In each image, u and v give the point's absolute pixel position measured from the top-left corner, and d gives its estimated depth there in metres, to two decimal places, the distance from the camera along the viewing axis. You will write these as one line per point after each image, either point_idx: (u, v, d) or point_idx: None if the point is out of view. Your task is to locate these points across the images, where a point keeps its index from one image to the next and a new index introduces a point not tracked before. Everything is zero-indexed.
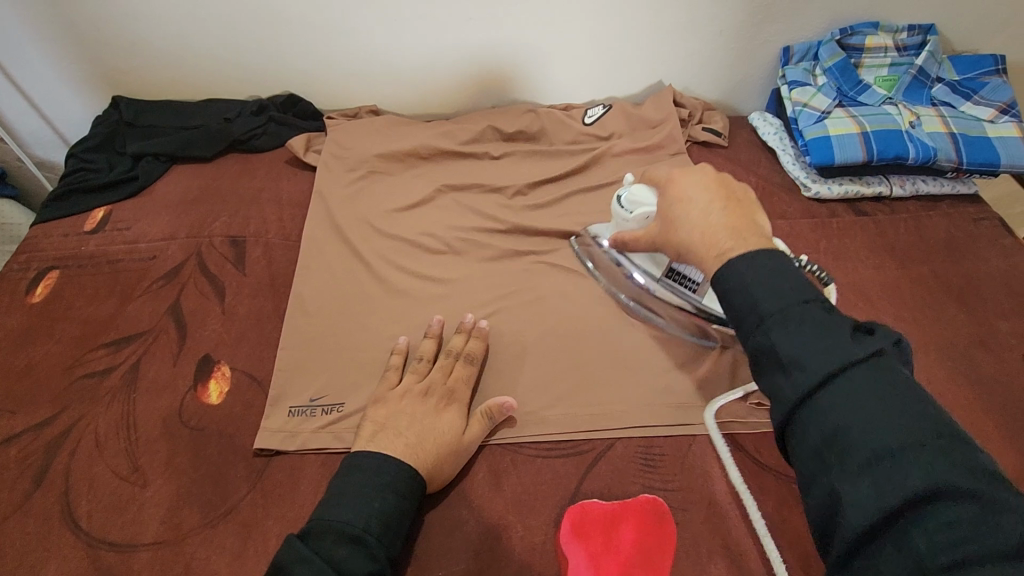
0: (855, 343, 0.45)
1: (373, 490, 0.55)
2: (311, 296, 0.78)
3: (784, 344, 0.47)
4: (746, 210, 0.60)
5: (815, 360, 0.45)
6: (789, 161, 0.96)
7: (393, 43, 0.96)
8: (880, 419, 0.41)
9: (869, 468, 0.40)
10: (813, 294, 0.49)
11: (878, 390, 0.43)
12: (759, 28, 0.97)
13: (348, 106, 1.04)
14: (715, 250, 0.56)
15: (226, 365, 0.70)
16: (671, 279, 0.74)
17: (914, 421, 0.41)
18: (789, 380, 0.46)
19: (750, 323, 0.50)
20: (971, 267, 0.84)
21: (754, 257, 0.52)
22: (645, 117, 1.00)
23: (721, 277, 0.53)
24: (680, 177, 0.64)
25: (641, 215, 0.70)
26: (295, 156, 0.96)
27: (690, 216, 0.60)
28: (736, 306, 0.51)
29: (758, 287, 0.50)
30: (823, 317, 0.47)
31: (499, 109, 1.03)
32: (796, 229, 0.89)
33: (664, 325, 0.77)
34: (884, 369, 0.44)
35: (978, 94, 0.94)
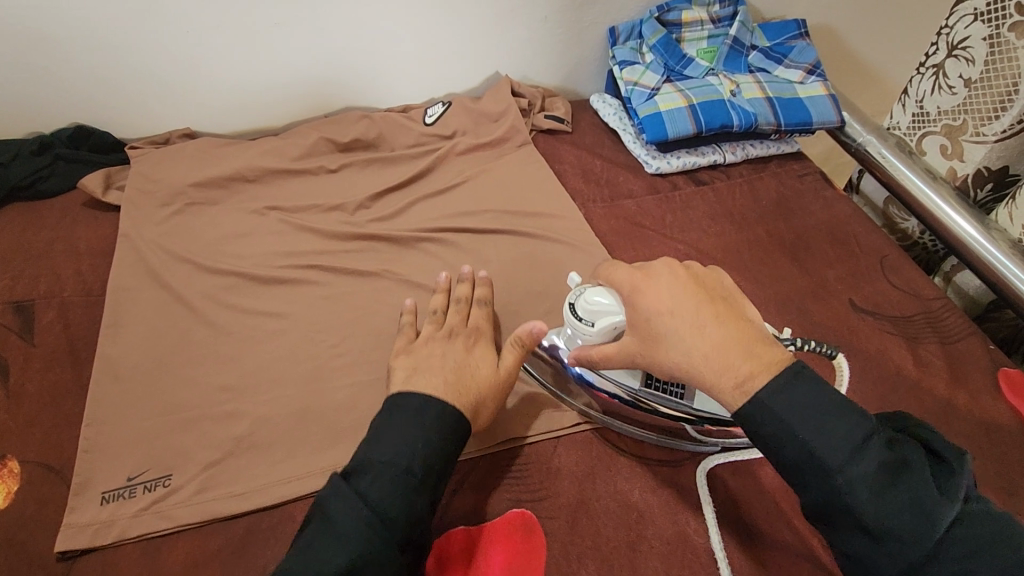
0: (928, 484, 0.46)
1: (419, 432, 0.55)
2: (123, 356, 0.67)
3: (864, 514, 0.45)
4: (736, 312, 0.54)
5: (916, 533, 0.44)
6: (630, 140, 0.98)
7: (194, 57, 0.86)
8: (997, 571, 0.42)
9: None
10: (859, 421, 0.48)
11: (974, 534, 0.44)
12: (581, 11, 0.97)
13: (158, 131, 0.92)
14: (733, 378, 0.50)
15: (15, 459, 0.59)
16: (653, 387, 0.63)
17: (990, 545, 0.43)
18: (881, 552, 0.45)
19: (817, 483, 0.47)
20: (800, 223, 0.89)
21: (786, 383, 0.49)
22: (485, 111, 0.98)
23: (759, 419, 0.49)
24: (651, 282, 0.55)
25: (606, 328, 0.59)
26: (92, 197, 0.83)
27: (682, 338, 0.51)
28: (791, 460, 0.48)
29: (813, 438, 0.47)
30: (887, 460, 0.46)
31: (331, 118, 0.96)
32: (643, 206, 0.90)
33: (657, 438, 0.66)
34: (974, 512, 0.45)
35: (788, 58, 1.01)
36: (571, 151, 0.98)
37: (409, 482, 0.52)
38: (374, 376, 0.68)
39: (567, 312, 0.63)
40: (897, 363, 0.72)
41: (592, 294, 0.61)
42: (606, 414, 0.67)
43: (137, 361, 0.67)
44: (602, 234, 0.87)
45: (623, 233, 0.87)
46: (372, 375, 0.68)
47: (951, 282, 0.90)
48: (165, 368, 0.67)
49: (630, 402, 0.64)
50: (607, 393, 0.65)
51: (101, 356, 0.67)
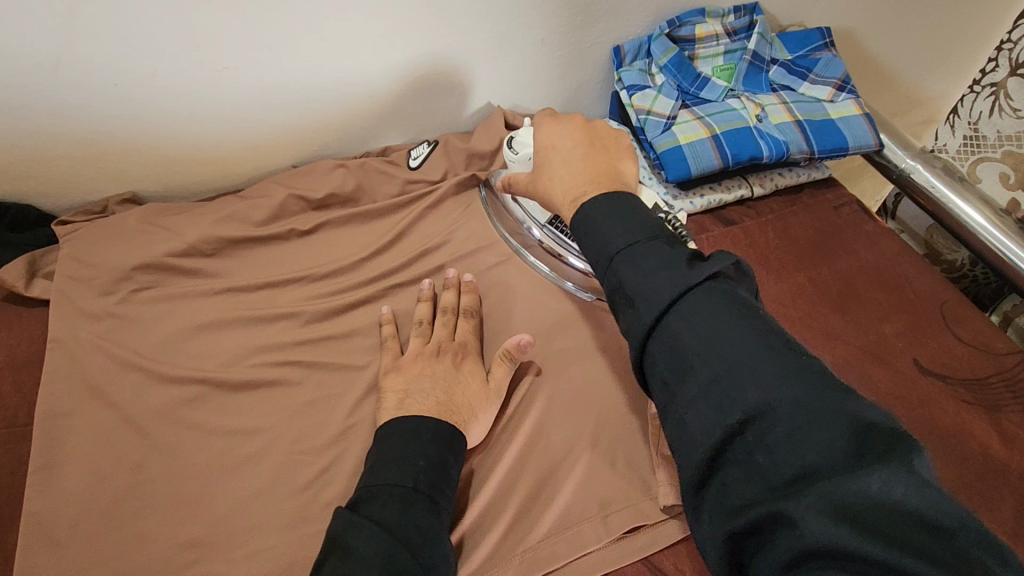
0: (691, 270, 0.45)
1: (415, 449, 0.54)
2: (59, 509, 0.54)
3: (625, 266, 0.48)
4: (611, 158, 0.59)
5: (658, 294, 0.45)
6: (646, 176, 0.86)
7: (129, 111, 0.71)
8: (720, 347, 0.41)
9: (705, 389, 0.41)
10: (660, 230, 0.50)
11: (713, 314, 0.43)
12: (583, 30, 0.85)
13: (91, 197, 0.78)
14: (572, 195, 0.57)
15: None
16: (556, 225, 0.77)
17: (742, 342, 0.41)
18: (637, 314, 0.46)
19: (603, 265, 0.50)
20: (844, 265, 0.79)
21: (608, 200, 0.53)
22: (479, 150, 0.85)
23: (577, 224, 0.54)
24: (553, 118, 0.64)
25: (524, 159, 0.70)
26: (12, 291, 0.68)
27: (553, 162, 0.61)
28: (589, 248, 0.52)
29: (606, 226, 0.51)
30: (677, 253, 0.47)
31: (299, 168, 0.82)
32: None
33: (545, 273, 0.77)
34: (722, 292, 0.44)
35: (814, 72, 0.89)
36: None
37: (425, 502, 0.51)
38: None
39: (504, 144, 0.74)
40: (982, 441, 0.63)
41: (524, 132, 0.71)
42: (655, 541, 0.57)
43: (76, 516, 0.54)
44: None
45: None
46: None
47: (1012, 322, 0.80)
48: (115, 523, 0.54)
49: (536, 236, 0.78)
50: (522, 221, 0.80)
51: (28, 515, 0.53)
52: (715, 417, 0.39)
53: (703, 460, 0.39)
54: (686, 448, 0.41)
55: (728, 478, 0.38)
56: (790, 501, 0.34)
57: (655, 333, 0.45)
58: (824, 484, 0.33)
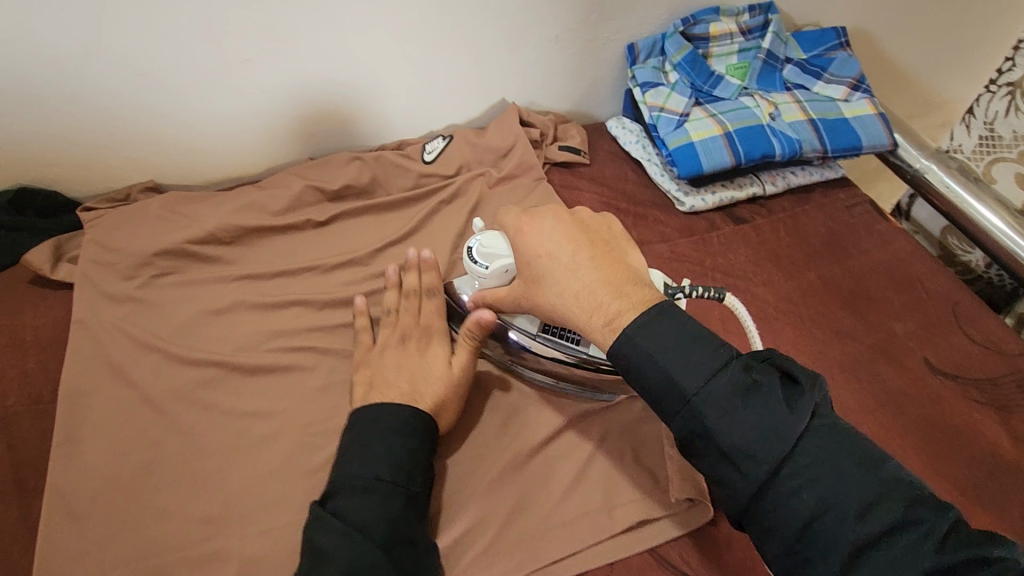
0: (778, 402, 0.47)
1: (374, 438, 0.54)
2: (81, 483, 0.56)
3: (714, 416, 0.47)
4: (614, 251, 0.57)
5: (763, 450, 0.45)
6: (657, 173, 0.87)
7: (151, 101, 0.73)
8: (836, 494, 0.43)
9: (822, 530, 0.43)
10: (721, 349, 0.49)
11: (808, 442, 0.45)
12: (598, 27, 0.85)
13: (115, 185, 0.80)
14: (602, 317, 0.53)
15: None
16: (549, 334, 0.64)
17: (840, 464, 0.44)
18: (738, 471, 0.46)
19: (674, 404, 0.49)
20: (855, 264, 0.79)
21: (650, 317, 0.51)
22: (492, 145, 0.86)
23: (623, 351, 0.51)
24: (534, 222, 0.58)
25: (499, 270, 0.63)
26: (39, 274, 0.71)
27: (558, 277, 0.55)
28: (651, 381, 0.50)
29: (668, 358, 0.49)
30: (741, 380, 0.48)
31: (316, 161, 0.84)
32: (676, 251, 0.79)
33: (549, 385, 0.66)
34: (820, 428, 0.46)
35: (828, 72, 0.90)
36: (590, 187, 0.87)
37: (404, 498, 0.52)
38: None
39: (464, 256, 0.65)
40: (992, 441, 0.63)
41: (485, 239, 0.64)
42: (662, 531, 0.57)
43: (96, 490, 0.56)
44: None
45: None
46: None
47: None
48: (133, 497, 0.56)
49: (527, 350, 0.65)
50: (505, 333, 0.66)
51: (52, 488, 0.55)
52: (843, 566, 0.41)
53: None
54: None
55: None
56: None
57: (763, 492, 0.45)
58: None
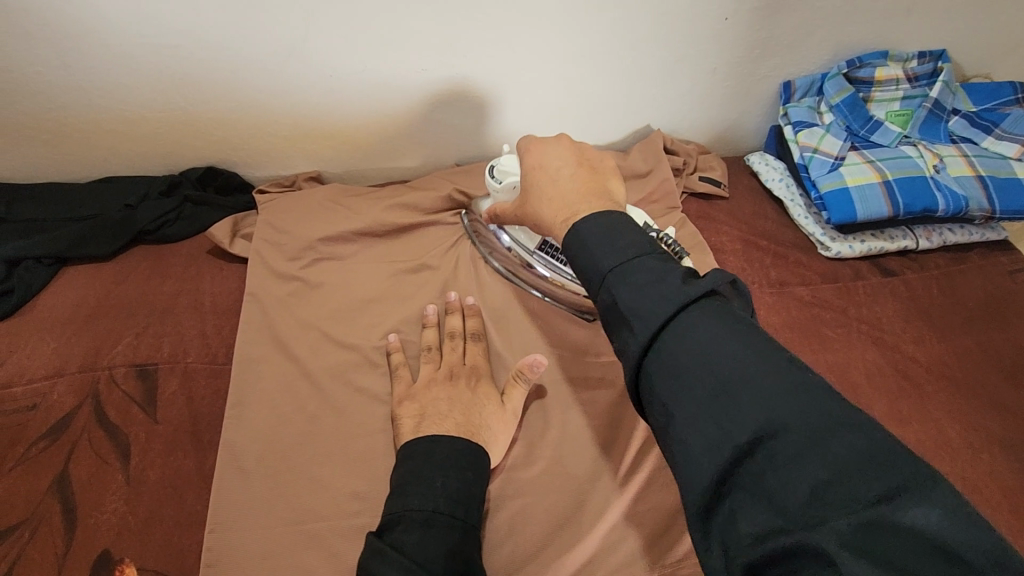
0: (686, 285, 0.43)
1: (431, 471, 0.54)
2: (250, 442, 0.61)
3: (619, 288, 0.45)
4: (599, 178, 0.58)
5: (650, 310, 0.43)
6: (801, 215, 0.85)
7: (331, 99, 0.79)
8: (730, 364, 0.39)
9: (716, 403, 0.38)
10: (648, 248, 0.47)
11: (713, 326, 0.41)
12: (757, 63, 0.85)
13: (283, 173, 0.87)
14: (562, 216, 0.55)
15: (132, 566, 0.53)
16: (547, 250, 0.73)
17: (757, 358, 0.39)
18: (633, 332, 0.43)
19: (594, 285, 0.47)
20: (1018, 334, 0.74)
21: (595, 218, 0.50)
22: (634, 169, 0.87)
23: (568, 242, 0.51)
24: (539, 144, 0.61)
25: (509, 185, 0.67)
26: (219, 246, 0.78)
27: (543, 185, 0.59)
28: (582, 267, 0.49)
29: (595, 244, 0.48)
30: (655, 265, 0.45)
31: (464, 168, 0.88)
32: (819, 296, 0.77)
33: (540, 292, 0.76)
34: (718, 311, 0.42)
35: (1000, 127, 0.84)
36: (728, 221, 0.86)
37: (461, 532, 0.51)
38: (522, 493, 0.60)
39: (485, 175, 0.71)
40: None
41: (506, 160, 0.69)
42: None
43: (262, 451, 0.61)
44: (773, 325, 0.74)
45: (798, 327, 0.74)
46: (519, 491, 0.60)
47: None
48: (293, 462, 0.60)
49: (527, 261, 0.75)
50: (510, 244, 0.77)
51: (224, 442, 0.61)
52: (719, 437, 0.37)
53: (692, 467, 0.38)
54: (687, 467, 0.38)
55: (736, 511, 0.36)
56: (812, 521, 0.33)
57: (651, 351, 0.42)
58: (833, 509, 0.33)
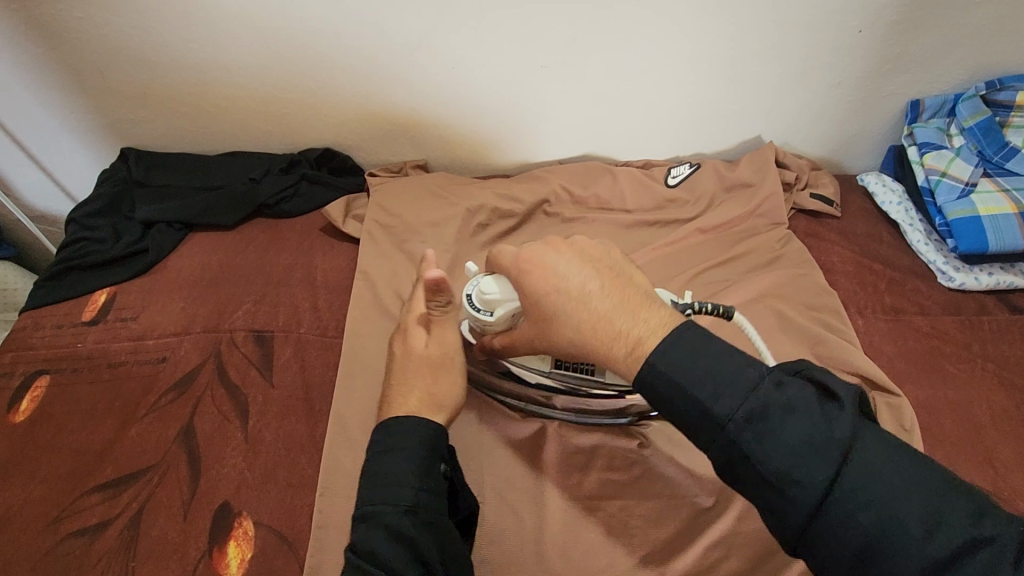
0: (828, 424, 0.40)
1: (389, 461, 0.51)
2: (358, 413, 0.63)
3: (757, 445, 0.40)
4: (622, 277, 0.49)
5: (808, 472, 0.39)
6: (920, 240, 0.81)
7: (448, 92, 0.81)
8: (896, 510, 0.38)
9: (912, 572, 0.37)
10: (759, 373, 0.42)
11: (870, 469, 0.39)
12: (885, 79, 0.81)
13: (393, 159, 0.89)
14: (630, 351, 0.45)
15: (249, 519, 0.56)
16: (564, 367, 0.61)
17: (914, 485, 0.38)
18: (792, 502, 0.39)
19: (715, 439, 0.42)
20: None
21: (672, 339, 0.44)
22: (744, 179, 0.84)
23: (653, 385, 0.44)
24: (534, 258, 0.51)
25: (504, 316, 0.58)
26: (331, 224, 0.81)
27: (568, 310, 0.48)
28: (686, 414, 0.43)
29: (699, 389, 0.42)
30: (778, 405, 0.41)
31: (567, 167, 0.88)
32: (938, 327, 0.73)
33: (577, 417, 0.64)
34: (870, 440, 0.40)
35: None
36: (839, 241, 0.83)
37: (410, 519, 0.49)
38: (618, 495, 0.59)
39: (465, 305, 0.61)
40: None
41: (485, 284, 0.59)
42: None
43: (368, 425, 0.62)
44: (887, 352, 0.70)
45: (915, 358, 0.70)
46: (616, 493, 0.59)
47: None
48: None
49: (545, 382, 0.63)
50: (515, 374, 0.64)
51: (334, 412, 0.63)
52: None
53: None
54: None
55: None
56: None
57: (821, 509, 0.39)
58: None
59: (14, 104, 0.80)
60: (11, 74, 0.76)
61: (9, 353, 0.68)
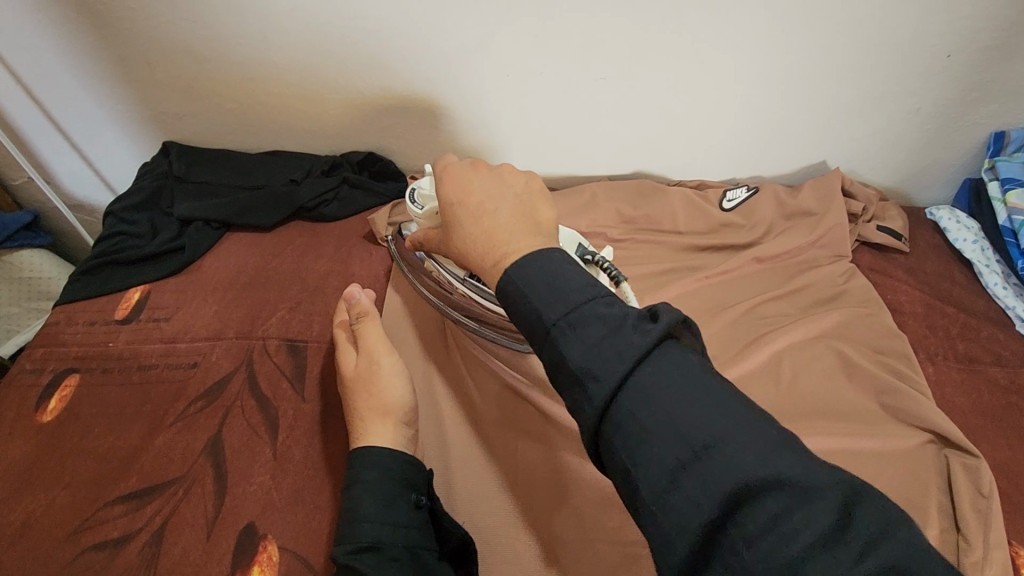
0: (636, 330, 0.34)
1: (367, 494, 0.50)
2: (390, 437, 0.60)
3: (565, 346, 0.34)
4: (531, 209, 0.44)
5: (607, 370, 0.33)
6: (997, 283, 0.75)
7: (499, 99, 0.77)
8: (717, 428, 0.31)
9: (689, 476, 0.30)
10: (596, 287, 0.36)
11: (692, 383, 0.32)
12: (970, 108, 0.76)
13: (436, 165, 0.86)
14: (492, 258, 0.41)
15: (273, 543, 0.53)
16: (474, 281, 0.62)
17: (748, 420, 0.31)
18: (591, 401, 0.33)
19: (536, 336, 0.37)
20: None
21: (527, 256, 0.39)
22: (807, 208, 0.79)
23: (502, 290, 0.39)
24: (455, 174, 0.46)
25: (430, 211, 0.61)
26: (370, 231, 0.79)
27: (464, 221, 0.44)
28: (521, 316, 0.37)
29: (533, 292, 0.37)
30: (588, 308, 0.35)
31: (618, 184, 0.84)
32: (1017, 381, 0.67)
33: (477, 329, 0.66)
34: (673, 357, 0.33)
35: None
36: (906, 279, 0.77)
37: (372, 556, 0.48)
38: None
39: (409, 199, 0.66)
40: None
41: (425, 183, 0.63)
42: None
43: None
44: (959, 406, 0.65)
45: (992, 414, 0.64)
46: None
47: None
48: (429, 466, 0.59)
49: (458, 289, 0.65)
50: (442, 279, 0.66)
51: None
52: (700, 505, 0.29)
53: (663, 540, 0.30)
54: (665, 548, 0.30)
55: None
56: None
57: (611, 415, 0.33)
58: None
59: (59, 93, 0.78)
60: (60, 64, 0.75)
61: (40, 349, 0.66)
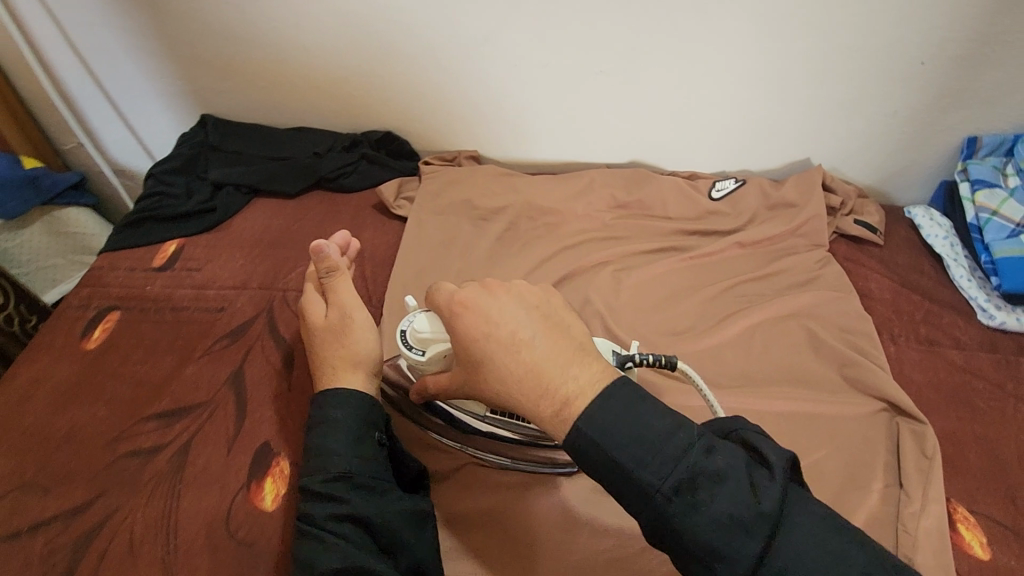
0: (750, 491, 0.38)
1: (337, 432, 0.54)
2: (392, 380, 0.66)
3: (685, 516, 0.38)
4: (564, 336, 0.44)
5: (733, 545, 0.37)
6: (963, 276, 0.80)
7: (507, 89, 0.84)
8: (834, 570, 0.36)
9: None
10: (686, 436, 0.39)
11: (806, 527, 0.37)
12: (943, 113, 0.81)
13: (447, 148, 0.93)
14: (553, 406, 0.41)
15: (285, 460, 0.59)
16: (499, 415, 0.59)
17: (846, 549, 0.37)
18: (722, 569, 0.37)
19: (647, 515, 0.39)
20: None
21: (594, 408, 0.40)
22: (788, 199, 0.85)
23: (583, 455, 0.40)
24: (466, 303, 0.45)
25: (435, 354, 0.57)
26: (384, 203, 0.86)
27: (500, 363, 0.43)
28: (621, 490, 0.39)
29: (628, 455, 0.39)
30: (694, 468, 0.38)
31: (614, 171, 0.90)
32: (972, 363, 0.72)
33: (506, 463, 0.61)
34: (787, 503, 0.38)
35: None
36: (878, 269, 0.83)
37: (344, 485, 0.51)
38: None
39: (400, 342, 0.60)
40: None
41: (416, 321, 0.58)
42: None
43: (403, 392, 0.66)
44: (915, 382, 0.71)
45: (945, 390, 0.70)
46: None
47: None
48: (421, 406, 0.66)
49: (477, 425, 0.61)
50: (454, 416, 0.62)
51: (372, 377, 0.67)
52: None
53: None
54: None
55: None
56: None
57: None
58: None
59: (111, 65, 0.87)
60: (114, 38, 0.84)
61: (85, 289, 0.74)
